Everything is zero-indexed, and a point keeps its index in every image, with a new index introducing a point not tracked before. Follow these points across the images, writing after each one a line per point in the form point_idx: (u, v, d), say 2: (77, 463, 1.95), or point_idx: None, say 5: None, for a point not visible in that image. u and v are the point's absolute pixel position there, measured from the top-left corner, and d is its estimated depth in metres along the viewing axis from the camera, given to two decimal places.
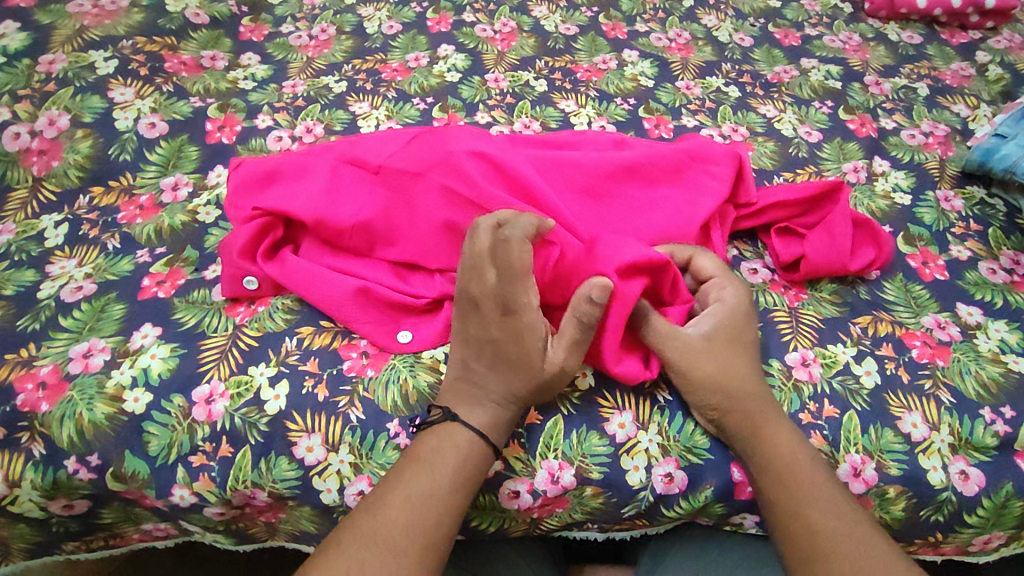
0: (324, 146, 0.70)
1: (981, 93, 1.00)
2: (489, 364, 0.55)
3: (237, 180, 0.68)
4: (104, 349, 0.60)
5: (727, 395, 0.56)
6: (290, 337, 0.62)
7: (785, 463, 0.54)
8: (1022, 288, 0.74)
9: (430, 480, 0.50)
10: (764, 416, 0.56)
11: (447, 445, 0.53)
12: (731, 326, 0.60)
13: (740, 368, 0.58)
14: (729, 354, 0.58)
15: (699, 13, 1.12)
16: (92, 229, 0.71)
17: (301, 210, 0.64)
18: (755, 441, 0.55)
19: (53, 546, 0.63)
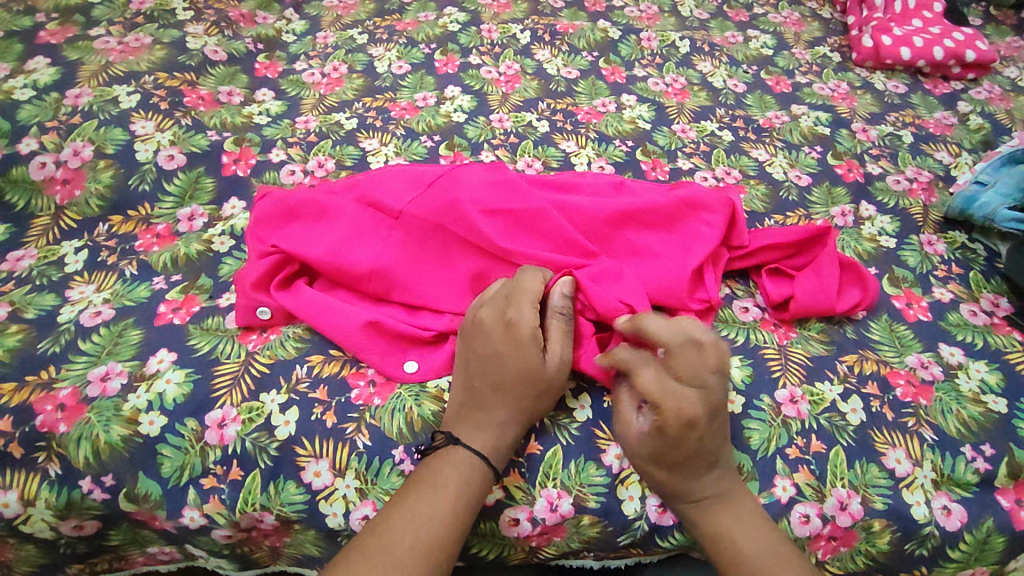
0: (345, 184, 0.73)
1: (962, 142, 1.05)
2: (485, 383, 0.58)
3: (258, 214, 0.71)
4: (121, 373, 0.62)
5: (657, 490, 0.58)
6: (300, 365, 0.64)
7: (716, 555, 0.56)
8: (1002, 330, 0.77)
9: (433, 500, 0.53)
10: (698, 511, 0.57)
11: (448, 466, 0.55)
12: (666, 443, 0.55)
13: (664, 473, 0.57)
14: (665, 459, 0.56)
15: (695, 59, 1.17)
16: (110, 256, 0.74)
17: (319, 251, 0.67)
18: (693, 527, 0.57)
19: (57, 568, 0.65)
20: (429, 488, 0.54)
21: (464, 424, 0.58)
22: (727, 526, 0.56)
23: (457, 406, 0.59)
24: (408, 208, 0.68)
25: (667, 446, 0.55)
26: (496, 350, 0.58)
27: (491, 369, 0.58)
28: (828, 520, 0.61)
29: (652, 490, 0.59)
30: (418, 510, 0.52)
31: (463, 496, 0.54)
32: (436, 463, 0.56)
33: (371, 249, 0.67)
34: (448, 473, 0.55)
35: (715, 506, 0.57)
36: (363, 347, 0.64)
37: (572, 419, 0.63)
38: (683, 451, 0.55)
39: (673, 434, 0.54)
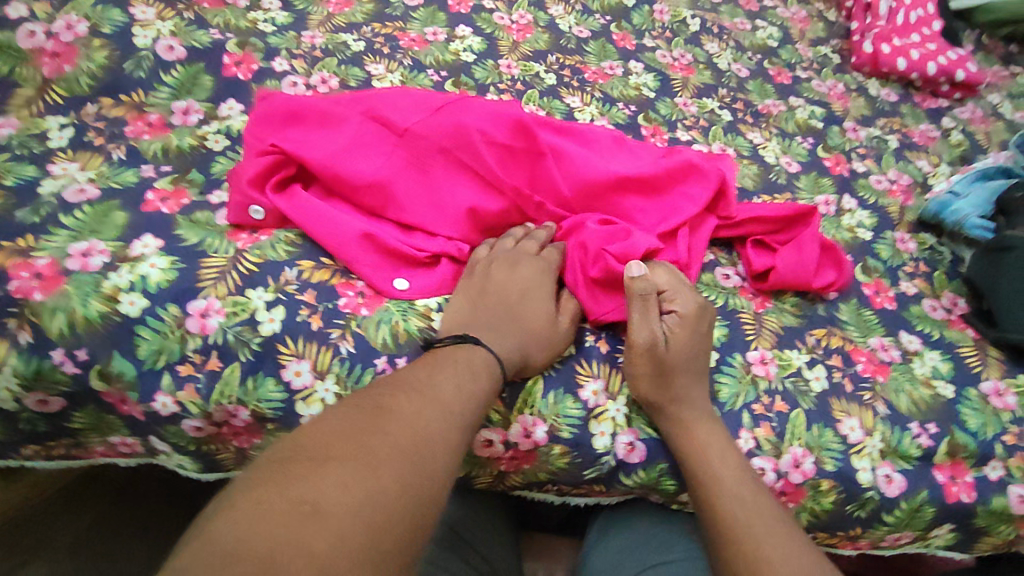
0: (353, 94, 0.72)
1: (942, 154, 1.10)
2: (498, 307, 0.62)
3: (260, 112, 0.70)
4: (103, 252, 0.60)
5: (659, 390, 0.61)
6: (290, 267, 0.64)
7: (702, 454, 0.58)
8: (957, 326, 0.82)
9: (470, 380, 0.53)
10: (691, 412, 0.60)
11: (474, 362, 0.55)
12: (684, 331, 0.62)
13: (678, 367, 0.61)
14: (681, 362, 0.61)
15: (703, 39, 1.19)
16: (97, 138, 0.71)
17: (320, 156, 0.66)
18: (682, 428, 0.60)
19: (12, 447, 0.63)
20: (455, 369, 0.53)
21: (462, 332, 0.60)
22: (713, 428, 0.60)
23: (457, 322, 0.61)
24: (416, 129, 0.68)
25: (690, 330, 0.62)
26: (522, 285, 0.64)
27: (511, 300, 0.63)
28: (782, 476, 0.64)
29: (647, 393, 0.61)
30: (450, 381, 0.51)
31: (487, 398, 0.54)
32: (452, 352, 0.56)
33: (373, 164, 0.66)
34: (469, 363, 0.55)
35: (702, 410, 0.61)
36: (353, 258, 0.64)
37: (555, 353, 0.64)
38: (695, 342, 0.63)
39: (692, 320, 0.63)
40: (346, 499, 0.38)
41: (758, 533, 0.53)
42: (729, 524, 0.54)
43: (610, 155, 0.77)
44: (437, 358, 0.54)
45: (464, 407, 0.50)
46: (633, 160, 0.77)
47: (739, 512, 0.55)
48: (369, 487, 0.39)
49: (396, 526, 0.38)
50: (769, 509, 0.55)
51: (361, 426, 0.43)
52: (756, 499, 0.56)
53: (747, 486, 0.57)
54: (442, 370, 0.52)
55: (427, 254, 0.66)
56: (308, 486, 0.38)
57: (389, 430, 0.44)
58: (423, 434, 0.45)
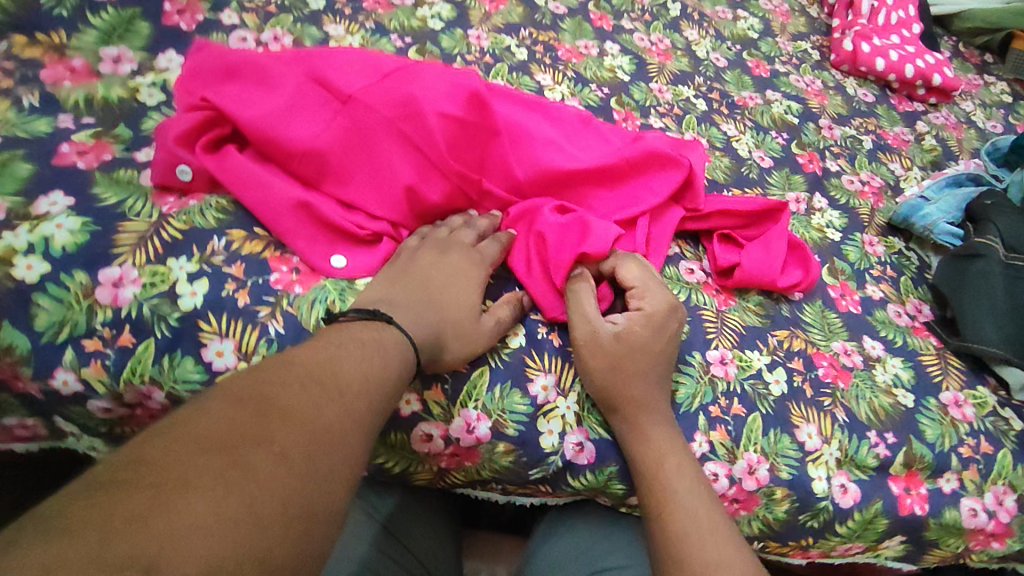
0: (297, 54, 0.66)
1: (914, 158, 1.09)
2: (421, 288, 0.56)
3: (192, 67, 0.64)
4: (1, 208, 0.54)
5: (614, 390, 0.57)
6: (218, 237, 0.58)
7: (658, 462, 0.55)
8: (920, 333, 0.80)
9: (383, 366, 0.47)
10: (651, 417, 0.57)
11: (383, 342, 0.49)
12: (645, 331, 0.58)
13: (636, 368, 0.57)
14: (633, 359, 0.57)
15: (683, 25, 1.15)
16: (7, 80, 0.63)
17: (254, 116, 0.60)
18: (637, 435, 0.56)
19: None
20: (364, 353, 0.47)
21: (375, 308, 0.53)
22: (670, 437, 0.57)
23: (374, 296, 0.55)
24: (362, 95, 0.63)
25: (652, 330, 0.59)
26: (449, 269, 0.59)
27: (435, 283, 0.57)
28: (735, 483, 0.62)
29: (604, 392, 0.57)
30: (356, 368, 0.44)
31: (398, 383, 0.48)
32: (364, 332, 0.49)
33: (312, 129, 0.61)
34: (380, 345, 0.48)
35: (662, 415, 0.57)
36: (285, 231, 0.59)
37: (503, 344, 0.60)
38: (658, 343, 0.59)
39: (655, 320, 0.59)
40: (209, 543, 0.30)
41: (698, 557, 0.50)
42: (675, 535, 0.51)
43: (572, 137, 0.73)
44: (343, 336, 0.48)
45: (370, 399, 0.44)
46: (596, 144, 0.73)
47: (682, 530, 0.51)
48: (251, 519, 0.32)
49: (284, 558, 0.32)
50: (721, 524, 0.53)
51: (244, 425, 0.35)
52: (708, 514, 0.53)
53: (701, 498, 0.54)
54: (346, 355, 0.45)
55: (369, 229, 0.61)
56: (156, 530, 0.29)
57: (278, 437, 0.36)
58: (322, 440, 0.38)
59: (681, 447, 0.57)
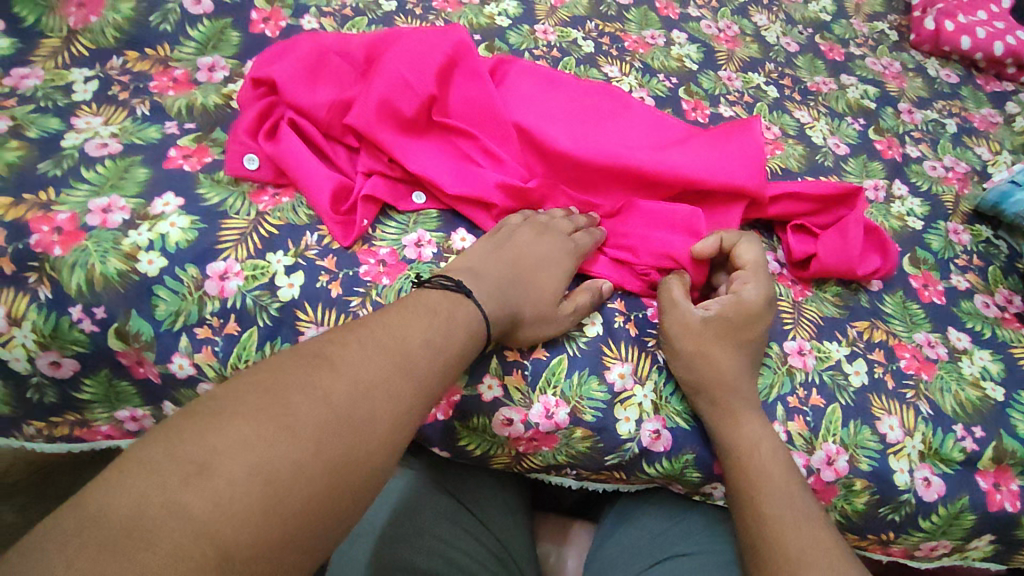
0: (353, 38, 0.69)
1: (1004, 142, 1.03)
2: (537, 281, 0.60)
3: (260, 59, 0.68)
4: (124, 209, 0.59)
5: (703, 373, 0.58)
6: (310, 232, 0.62)
7: (752, 449, 0.55)
8: (1010, 325, 0.77)
9: (445, 335, 0.49)
10: (744, 406, 0.57)
11: (455, 313, 0.51)
12: (737, 318, 0.59)
13: (723, 352, 0.58)
14: (719, 344, 0.58)
15: (751, 11, 1.12)
16: (122, 92, 0.70)
17: (313, 100, 0.64)
18: (726, 420, 0.57)
19: (14, 425, 0.62)
20: (433, 320, 0.49)
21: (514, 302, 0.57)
22: (758, 422, 0.57)
23: (466, 266, 0.58)
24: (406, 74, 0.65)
25: (745, 318, 0.60)
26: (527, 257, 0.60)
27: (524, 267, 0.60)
28: (813, 473, 0.61)
29: (694, 377, 0.58)
30: (421, 339, 0.47)
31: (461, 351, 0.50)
32: (444, 304, 0.52)
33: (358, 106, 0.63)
34: (453, 316, 0.51)
35: (750, 402, 0.58)
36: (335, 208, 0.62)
37: (581, 332, 0.62)
38: (748, 332, 0.60)
39: (748, 309, 0.60)
40: (239, 463, 0.35)
41: (790, 542, 0.50)
42: (773, 526, 0.51)
43: (621, 113, 0.71)
44: (422, 304, 0.51)
45: (427, 365, 0.46)
46: (646, 121, 0.71)
47: (771, 515, 0.52)
48: (287, 435, 0.37)
49: (319, 504, 0.37)
50: (813, 512, 0.53)
51: (303, 375, 0.40)
52: (804, 504, 0.53)
53: (796, 491, 0.54)
54: (417, 322, 0.48)
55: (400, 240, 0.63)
56: (202, 447, 0.34)
57: (323, 387, 0.40)
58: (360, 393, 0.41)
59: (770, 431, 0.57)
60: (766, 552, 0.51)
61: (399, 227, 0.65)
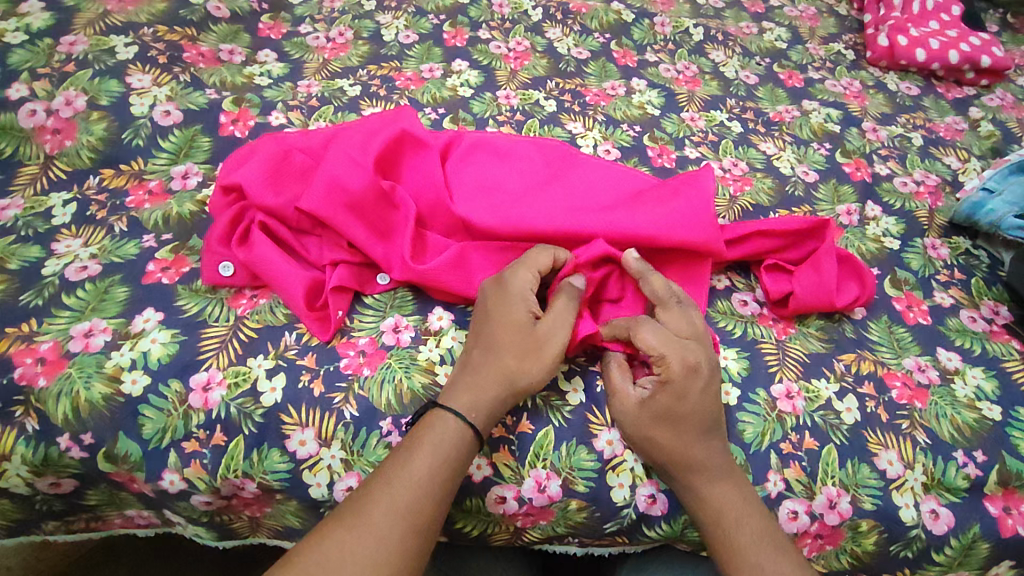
0: (316, 135, 0.71)
1: (972, 148, 1.04)
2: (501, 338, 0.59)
3: (228, 162, 0.71)
4: (105, 330, 0.60)
5: (656, 460, 0.57)
6: (289, 332, 0.63)
7: (716, 520, 0.56)
8: (1000, 338, 0.76)
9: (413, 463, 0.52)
10: (704, 477, 0.57)
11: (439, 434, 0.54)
12: (669, 400, 0.57)
13: (668, 433, 0.57)
14: (657, 425, 0.57)
15: (708, 48, 1.15)
16: (99, 211, 0.72)
17: (281, 203, 0.66)
18: (697, 493, 0.57)
19: (33, 524, 0.63)
20: (416, 463, 0.52)
21: (494, 376, 0.57)
22: (730, 489, 0.57)
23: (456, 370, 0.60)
24: (373, 170, 0.67)
25: (676, 392, 0.57)
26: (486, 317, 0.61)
27: (489, 332, 0.60)
28: (816, 518, 0.61)
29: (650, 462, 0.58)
30: (406, 488, 0.51)
31: (436, 467, 0.53)
32: (423, 431, 0.54)
33: (323, 202, 0.65)
34: (440, 444, 0.54)
35: (719, 473, 0.57)
36: (310, 304, 0.63)
37: (564, 402, 0.62)
38: (682, 407, 0.57)
39: (676, 384, 0.57)
40: None
41: None
42: None
43: (584, 180, 0.73)
44: (408, 444, 0.54)
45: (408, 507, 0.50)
46: (609, 180, 0.73)
47: None
48: None
49: None
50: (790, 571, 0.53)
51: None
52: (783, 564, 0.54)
53: (773, 552, 0.54)
54: (405, 473, 0.52)
55: (368, 340, 0.63)
56: None
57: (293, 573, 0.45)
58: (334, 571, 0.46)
59: (743, 494, 0.57)
60: None
61: (376, 315, 0.66)
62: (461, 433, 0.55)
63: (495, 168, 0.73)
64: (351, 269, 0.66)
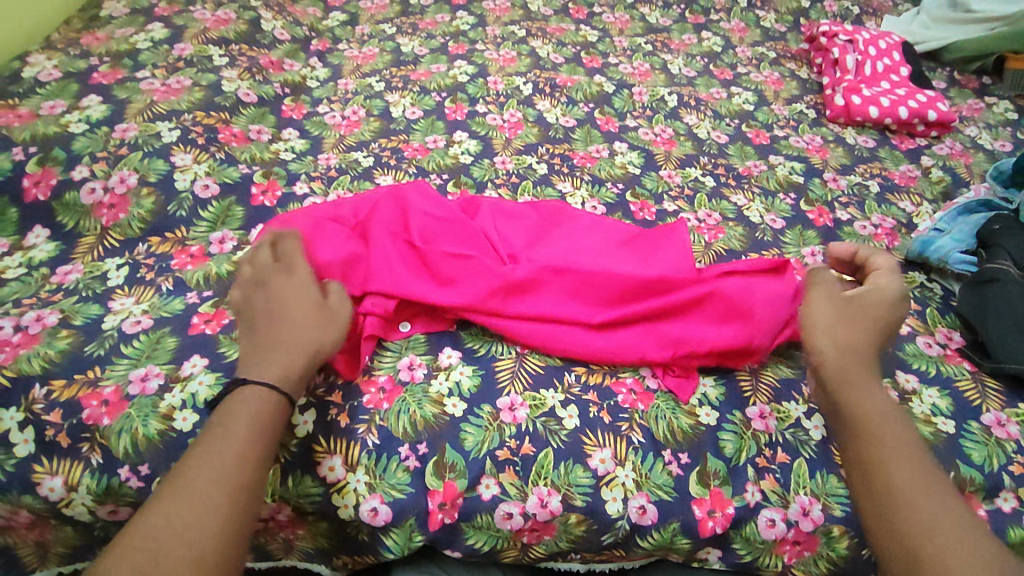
0: (346, 208, 0.82)
1: (924, 193, 1.15)
2: (297, 317, 0.64)
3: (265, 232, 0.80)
4: (159, 375, 0.69)
5: (852, 340, 0.66)
6: (318, 372, 0.71)
7: (867, 408, 0.61)
8: (954, 360, 0.85)
9: (244, 412, 0.57)
10: (861, 372, 0.64)
11: (244, 398, 0.58)
12: (880, 300, 0.70)
13: (862, 330, 0.66)
14: (866, 324, 0.67)
15: (682, 113, 1.28)
16: (148, 273, 0.82)
17: (322, 260, 0.73)
18: (847, 381, 0.63)
19: (90, 550, 0.71)
20: (247, 411, 0.57)
21: (299, 353, 0.62)
22: (880, 391, 0.64)
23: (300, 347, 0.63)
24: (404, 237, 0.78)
25: (857, 349, 0.65)
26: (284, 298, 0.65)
27: (273, 311, 0.64)
28: (793, 525, 0.68)
29: (846, 341, 0.65)
30: (224, 454, 0.54)
31: (257, 414, 0.57)
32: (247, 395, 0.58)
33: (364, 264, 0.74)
34: (256, 402, 0.58)
35: (874, 379, 0.64)
36: (344, 347, 0.71)
37: (561, 426, 0.70)
38: (879, 311, 0.68)
39: (888, 296, 0.70)
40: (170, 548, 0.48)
41: (924, 505, 0.55)
42: (893, 481, 0.56)
43: (580, 233, 0.83)
44: (218, 416, 0.57)
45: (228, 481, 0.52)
46: (601, 231, 0.84)
47: (899, 473, 0.57)
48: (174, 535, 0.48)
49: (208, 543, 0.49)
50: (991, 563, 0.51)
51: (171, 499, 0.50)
52: (959, 511, 0.55)
53: (975, 538, 0.53)
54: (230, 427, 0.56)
55: (388, 379, 0.72)
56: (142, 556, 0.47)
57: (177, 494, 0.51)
58: (155, 546, 0.48)
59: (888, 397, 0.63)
60: (895, 504, 0.55)
61: (393, 356, 0.74)
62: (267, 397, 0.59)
63: (505, 224, 0.83)
64: (382, 317, 0.73)
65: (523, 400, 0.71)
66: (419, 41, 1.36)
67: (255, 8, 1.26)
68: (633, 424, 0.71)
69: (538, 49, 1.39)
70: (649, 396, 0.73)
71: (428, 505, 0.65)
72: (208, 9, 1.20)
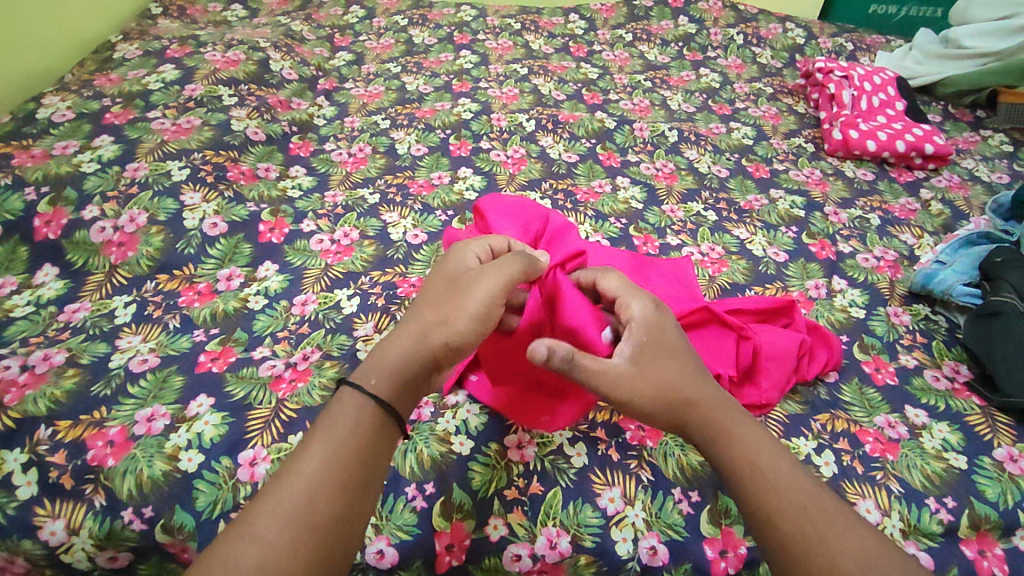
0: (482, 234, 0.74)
1: (925, 225, 1.16)
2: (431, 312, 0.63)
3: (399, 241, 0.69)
4: (165, 415, 0.69)
5: (676, 389, 0.61)
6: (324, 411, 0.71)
7: (747, 459, 0.57)
8: (962, 394, 0.84)
9: (335, 427, 0.55)
10: (729, 420, 0.60)
11: (347, 409, 0.57)
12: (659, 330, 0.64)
13: (677, 364, 0.63)
14: (668, 358, 0.63)
15: (683, 147, 1.30)
16: (156, 310, 0.82)
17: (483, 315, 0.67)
18: (721, 437, 0.59)
19: None
20: (332, 427, 0.55)
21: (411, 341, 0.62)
22: (749, 428, 0.60)
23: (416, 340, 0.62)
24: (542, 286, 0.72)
25: (689, 387, 0.61)
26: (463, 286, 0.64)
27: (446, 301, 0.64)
28: None
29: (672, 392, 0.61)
30: (307, 475, 0.52)
31: (355, 427, 0.56)
32: (330, 415, 0.57)
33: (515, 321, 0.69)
34: (338, 425, 0.55)
35: (735, 418, 0.61)
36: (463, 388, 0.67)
37: (569, 464, 0.69)
38: (669, 339, 0.64)
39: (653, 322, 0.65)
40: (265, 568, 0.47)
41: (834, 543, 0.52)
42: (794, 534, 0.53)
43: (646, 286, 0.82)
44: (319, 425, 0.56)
45: (304, 503, 0.50)
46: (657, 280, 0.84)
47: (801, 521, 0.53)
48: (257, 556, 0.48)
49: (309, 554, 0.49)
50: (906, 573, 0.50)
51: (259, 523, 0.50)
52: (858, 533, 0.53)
53: (859, 528, 0.53)
54: (314, 448, 0.54)
55: None
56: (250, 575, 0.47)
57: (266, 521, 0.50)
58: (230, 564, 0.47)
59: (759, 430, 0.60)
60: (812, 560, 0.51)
61: None
62: (365, 406, 0.57)
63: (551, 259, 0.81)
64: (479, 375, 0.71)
65: (531, 437, 0.71)
66: (423, 79, 1.39)
67: (263, 48, 1.27)
68: (642, 461, 0.70)
69: (540, 86, 1.42)
70: (657, 432, 0.73)
71: (435, 547, 0.65)
72: (218, 50, 1.22)
